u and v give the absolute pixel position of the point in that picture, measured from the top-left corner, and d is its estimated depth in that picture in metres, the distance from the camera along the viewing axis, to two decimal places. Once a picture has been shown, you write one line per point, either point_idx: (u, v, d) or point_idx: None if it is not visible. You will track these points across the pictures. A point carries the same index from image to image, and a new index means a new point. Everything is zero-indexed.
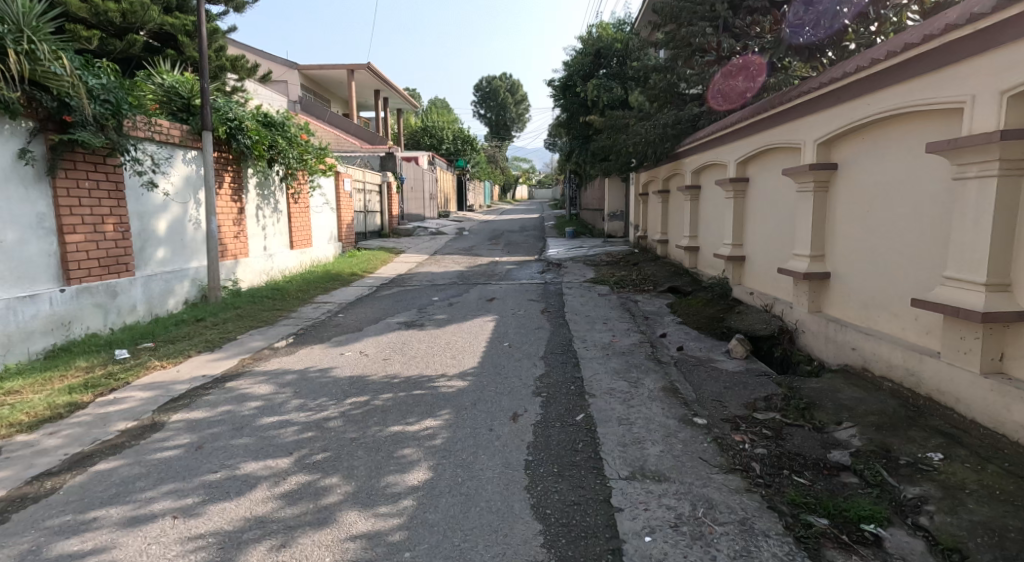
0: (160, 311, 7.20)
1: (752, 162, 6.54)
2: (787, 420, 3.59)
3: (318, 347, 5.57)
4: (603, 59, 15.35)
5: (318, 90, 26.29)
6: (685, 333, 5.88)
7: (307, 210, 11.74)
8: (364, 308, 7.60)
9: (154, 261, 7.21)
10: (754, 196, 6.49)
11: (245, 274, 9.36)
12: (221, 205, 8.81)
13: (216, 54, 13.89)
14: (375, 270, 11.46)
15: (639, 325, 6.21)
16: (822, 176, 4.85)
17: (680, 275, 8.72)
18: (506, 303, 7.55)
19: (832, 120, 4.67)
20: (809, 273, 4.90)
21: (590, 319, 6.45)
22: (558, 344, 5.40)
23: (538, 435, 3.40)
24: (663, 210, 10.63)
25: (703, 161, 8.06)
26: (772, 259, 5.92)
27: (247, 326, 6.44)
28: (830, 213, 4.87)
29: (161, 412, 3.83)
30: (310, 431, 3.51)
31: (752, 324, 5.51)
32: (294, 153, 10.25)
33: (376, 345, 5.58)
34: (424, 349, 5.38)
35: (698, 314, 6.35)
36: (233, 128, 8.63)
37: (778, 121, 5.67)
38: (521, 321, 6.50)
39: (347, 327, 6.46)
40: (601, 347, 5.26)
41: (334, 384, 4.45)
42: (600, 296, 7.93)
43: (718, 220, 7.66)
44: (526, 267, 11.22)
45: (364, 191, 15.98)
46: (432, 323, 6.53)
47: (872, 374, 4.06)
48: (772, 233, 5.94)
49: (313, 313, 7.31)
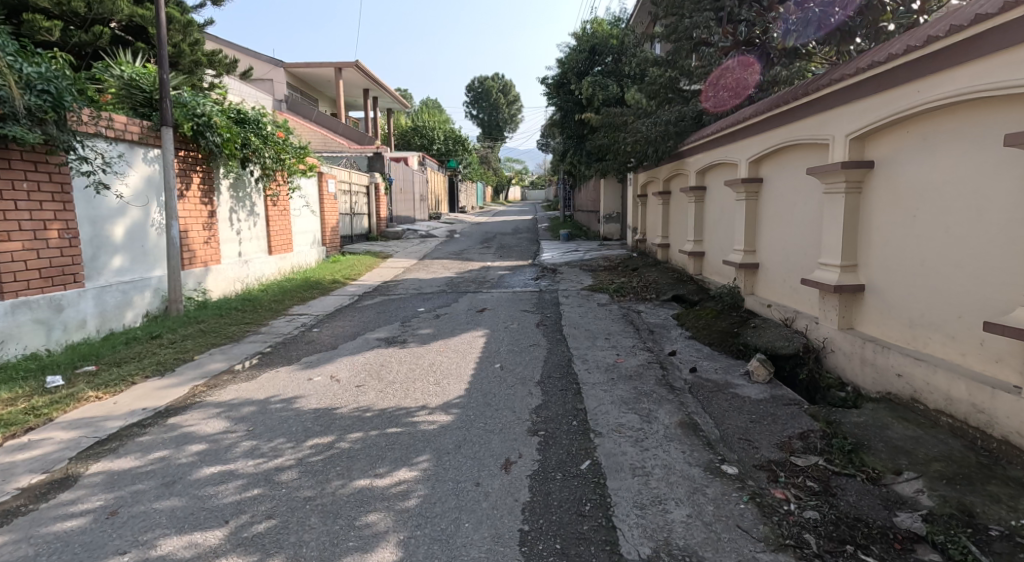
0: (115, 325, 6.54)
1: (767, 160, 5.96)
2: (834, 468, 2.98)
3: (284, 370, 4.93)
4: (598, 56, 14.77)
5: (305, 90, 25.61)
6: (697, 351, 5.29)
7: (287, 213, 11.10)
8: (342, 321, 6.96)
9: (109, 271, 6.55)
10: (769, 198, 5.90)
11: (216, 282, 8.72)
12: (188, 209, 8.19)
13: (192, 48, 13.11)
14: (359, 277, 10.82)
15: (645, 341, 5.60)
16: (854, 176, 4.26)
17: (684, 282, 8.14)
18: (497, 316, 6.92)
19: (868, 112, 4.09)
20: (841, 286, 4.30)
21: (590, 335, 5.83)
22: (555, 366, 4.79)
23: (535, 492, 2.78)
24: (663, 213, 10.05)
25: (710, 160, 7.47)
26: (793, 268, 5.32)
27: (208, 344, 5.78)
28: (864, 218, 4.28)
29: (80, 462, 3.19)
30: (257, 489, 2.88)
31: (772, 340, 4.90)
32: (270, 152, 9.59)
33: (351, 367, 4.94)
34: (405, 373, 4.74)
35: (710, 328, 5.76)
36: (201, 125, 7.97)
37: (798, 115, 5.09)
38: (515, 336, 5.87)
39: (320, 345, 5.81)
40: (604, 370, 4.65)
41: (296, 420, 3.81)
42: (599, 306, 7.32)
43: (727, 224, 7.06)
44: (520, 273, 10.60)
45: (350, 192, 15.34)
46: (415, 339, 5.90)
47: (924, 407, 3.47)
48: (793, 240, 5.35)
49: (285, 327, 6.66)
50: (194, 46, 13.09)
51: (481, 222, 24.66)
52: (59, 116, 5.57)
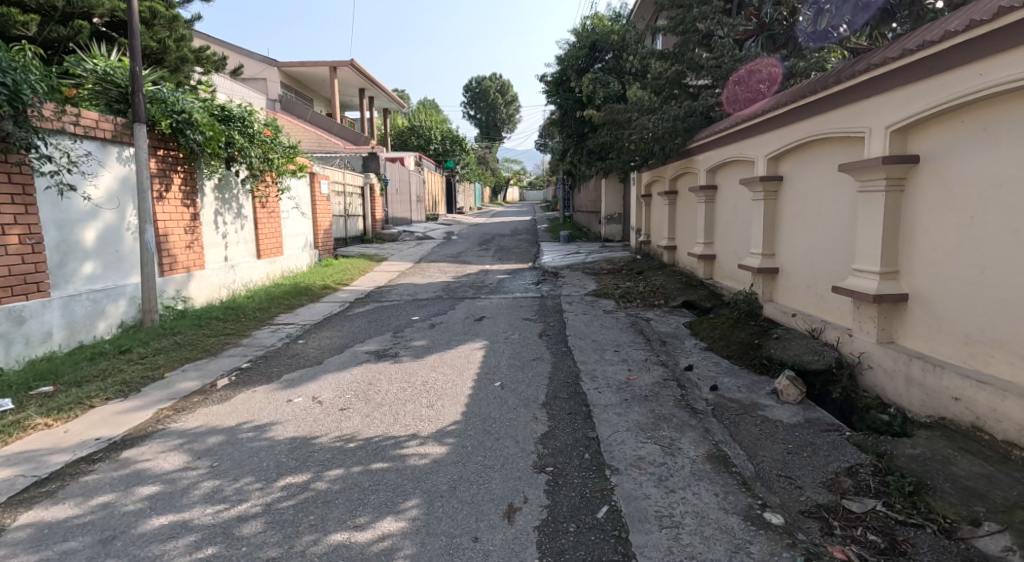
0: (85, 337, 6.07)
1: (788, 157, 5.50)
2: (897, 515, 2.56)
3: (261, 390, 4.46)
4: (598, 53, 14.31)
5: (299, 89, 25.13)
6: (715, 365, 4.84)
7: (277, 215, 10.63)
8: (331, 331, 6.50)
9: (79, 278, 6.08)
10: (791, 198, 5.44)
11: (200, 289, 8.27)
12: (169, 212, 7.73)
13: (177, 45, 12.57)
14: (351, 281, 10.35)
15: (658, 354, 5.15)
16: (896, 172, 3.81)
17: (694, 286, 7.69)
18: (496, 325, 6.45)
19: (912, 101, 3.64)
20: (881, 296, 3.85)
21: (597, 347, 5.37)
22: (561, 384, 4.33)
23: (547, 551, 2.37)
24: (670, 214, 9.60)
25: (723, 158, 7.00)
26: (822, 274, 4.86)
27: (182, 359, 5.31)
28: (907, 219, 3.83)
29: (9, 511, 2.75)
30: (211, 547, 2.44)
31: (799, 354, 4.46)
32: (257, 152, 9.09)
33: (335, 386, 4.47)
34: (394, 394, 4.26)
35: (728, 339, 5.31)
36: (180, 122, 7.50)
37: (826, 105, 4.63)
38: (516, 348, 5.41)
39: (305, 359, 5.34)
40: (615, 389, 4.18)
41: (268, 453, 3.34)
42: (606, 314, 6.86)
43: (742, 225, 6.60)
44: (519, 277, 10.14)
45: (344, 193, 14.86)
46: (408, 353, 5.43)
47: (988, 437, 3.05)
48: (820, 243, 4.89)
49: (268, 338, 6.18)
50: (180, 42, 12.57)
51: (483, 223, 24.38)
52: (16, 111, 5.09)
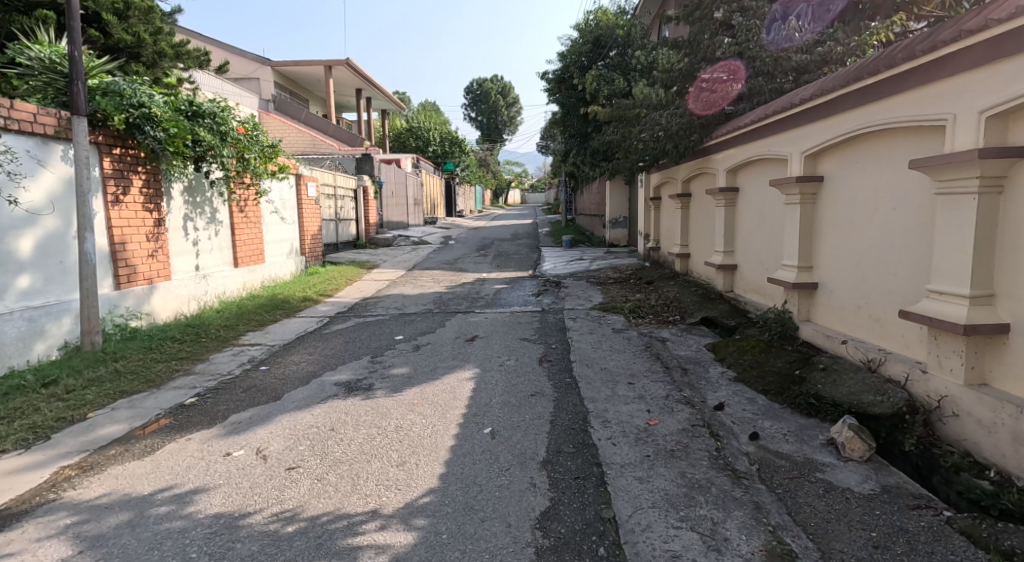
0: (16, 362, 5.24)
1: (831, 153, 4.68)
2: None
3: (197, 438, 3.63)
4: (602, 49, 13.51)
5: (293, 89, 24.32)
6: (751, 403, 4.02)
7: (256, 220, 9.83)
8: (302, 354, 5.68)
9: (11, 293, 5.27)
10: (836, 202, 4.62)
11: (164, 302, 7.47)
12: (127, 217, 6.92)
13: (153, 38, 11.65)
14: (336, 291, 9.56)
15: (680, 388, 4.32)
16: (993, 169, 3.02)
17: (712, 300, 6.88)
18: (491, 347, 5.62)
19: (1020, 77, 2.84)
20: (974, 326, 3.06)
21: (608, 379, 4.54)
22: (566, 434, 3.50)
23: None
24: (683, 218, 8.78)
25: (746, 156, 6.18)
26: (877, 292, 4.07)
27: (116, 393, 4.49)
28: (1006, 228, 3.04)
29: None
30: None
31: (858, 393, 3.65)
32: (230, 151, 8.26)
33: (287, 434, 3.64)
34: (358, 446, 3.44)
35: (763, 368, 4.50)
36: (138, 117, 6.69)
37: (882, 89, 3.83)
38: (512, 379, 4.58)
39: (262, 393, 4.51)
40: (634, 441, 3.37)
41: (178, 542, 2.54)
42: (615, 333, 6.04)
43: (770, 233, 5.79)
44: (518, 288, 9.30)
45: (334, 196, 14.06)
46: (384, 384, 4.60)
47: None
48: (874, 254, 4.10)
49: (227, 364, 5.36)
50: (156, 35, 11.70)
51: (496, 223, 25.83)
52: None
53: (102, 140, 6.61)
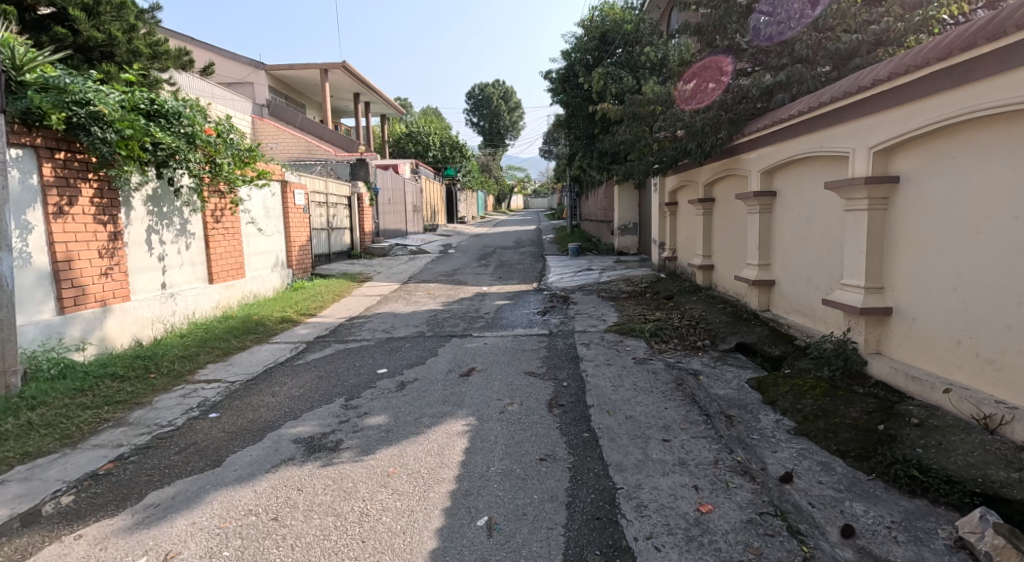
0: None
1: (909, 149, 3.76)
2: None
3: (90, 535, 2.72)
4: (609, 45, 12.56)
5: (288, 93, 23.41)
6: (827, 470, 3.09)
7: (233, 231, 8.90)
8: (265, 394, 4.76)
9: None
10: (915, 207, 3.71)
11: (122, 327, 6.56)
12: (74, 231, 6.02)
13: (126, 36, 10.69)
14: (322, 309, 8.68)
15: (731, 447, 3.38)
16: None
17: (746, 320, 5.95)
18: (489, 385, 4.67)
19: None
20: None
21: (636, 433, 3.61)
22: (591, 530, 2.60)
23: None
24: (705, 225, 7.84)
25: (789, 154, 5.24)
26: (991, 325, 3.17)
27: (18, 456, 3.56)
28: None
29: None
30: None
31: (980, 467, 2.76)
32: (199, 156, 7.37)
33: (213, 529, 2.71)
34: (302, 554, 2.52)
35: (832, 417, 3.58)
36: (89, 117, 5.81)
37: (1015, 56, 2.91)
38: (515, 435, 3.63)
39: (201, 455, 3.58)
40: (687, 547, 2.47)
41: None
42: (637, 364, 5.10)
43: (822, 246, 4.87)
44: (523, 304, 8.35)
45: (325, 204, 13.13)
46: (357, 441, 3.67)
47: None
48: (986, 273, 3.20)
49: (172, 408, 4.45)
50: (130, 33, 10.76)
51: (505, 223, 30.44)
52: None
53: (42, 143, 5.72)
